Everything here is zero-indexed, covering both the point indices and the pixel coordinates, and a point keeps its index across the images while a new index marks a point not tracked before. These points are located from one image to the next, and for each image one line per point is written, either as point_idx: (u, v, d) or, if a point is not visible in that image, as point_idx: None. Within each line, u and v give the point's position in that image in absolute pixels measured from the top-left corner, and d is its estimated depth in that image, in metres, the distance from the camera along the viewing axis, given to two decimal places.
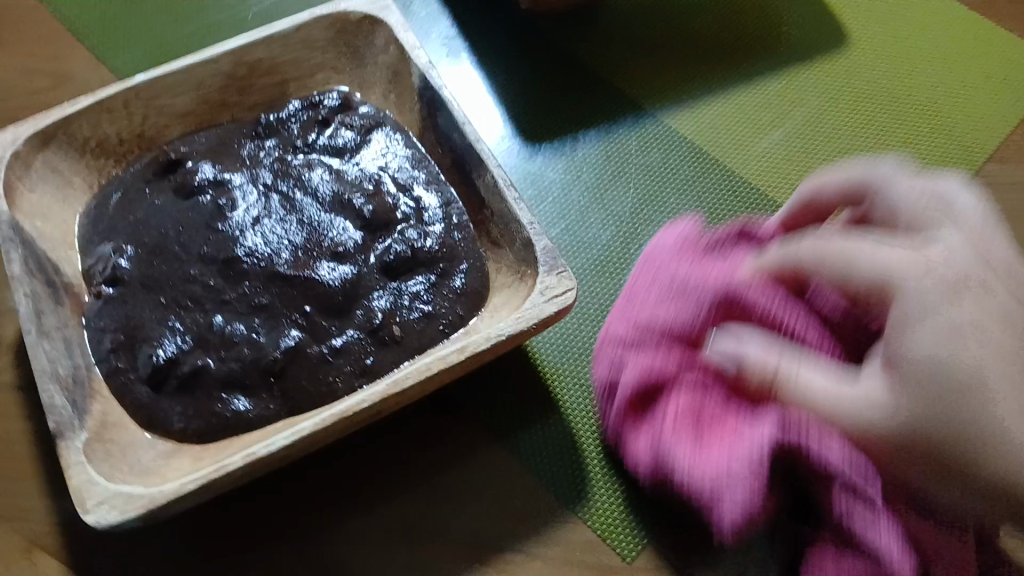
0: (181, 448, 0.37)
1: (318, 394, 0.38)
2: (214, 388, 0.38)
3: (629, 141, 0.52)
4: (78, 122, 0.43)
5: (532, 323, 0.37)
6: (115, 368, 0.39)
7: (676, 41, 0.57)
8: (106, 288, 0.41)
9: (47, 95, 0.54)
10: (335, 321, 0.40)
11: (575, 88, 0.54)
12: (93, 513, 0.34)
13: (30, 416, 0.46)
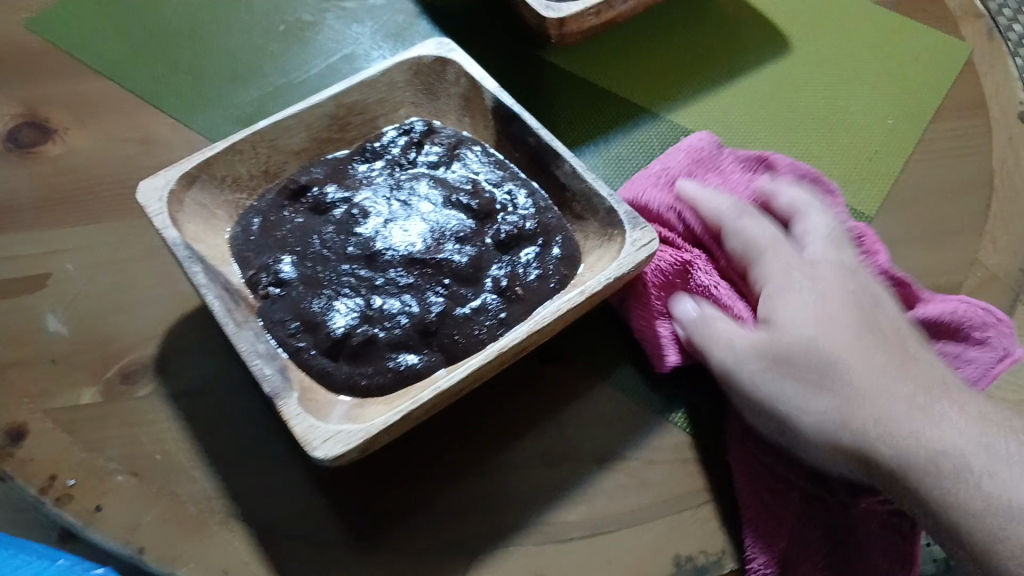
0: (368, 401, 0.46)
1: (469, 344, 0.48)
2: (385, 350, 0.47)
3: (654, 133, 0.65)
4: (217, 164, 0.52)
5: (631, 267, 0.47)
6: (298, 348, 0.47)
7: (664, 57, 0.70)
8: (274, 289, 0.49)
9: (141, 156, 0.63)
10: (468, 288, 0.50)
11: (595, 102, 0.67)
12: (321, 449, 0.41)
13: (179, 419, 0.51)
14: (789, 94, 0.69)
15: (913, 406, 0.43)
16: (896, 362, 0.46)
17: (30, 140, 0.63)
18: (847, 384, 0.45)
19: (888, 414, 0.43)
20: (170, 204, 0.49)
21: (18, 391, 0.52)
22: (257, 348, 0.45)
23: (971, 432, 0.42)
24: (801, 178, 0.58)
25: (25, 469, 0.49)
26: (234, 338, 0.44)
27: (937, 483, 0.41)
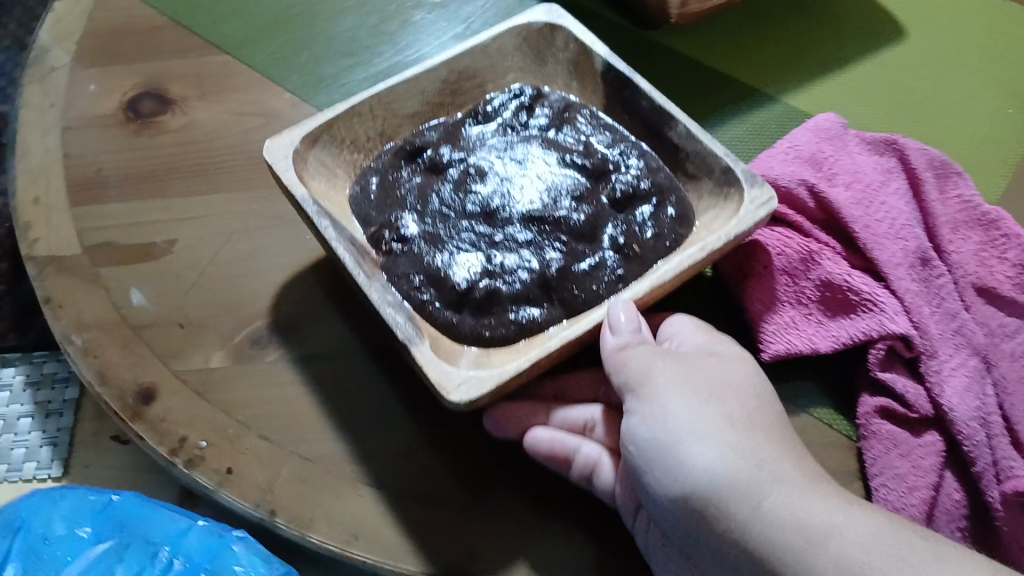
0: (494, 351, 0.47)
1: (589, 298, 0.49)
2: (508, 304, 0.48)
3: (763, 117, 0.64)
4: (338, 124, 0.54)
5: (753, 223, 0.48)
6: (423, 301, 0.48)
7: (774, 42, 0.70)
8: (396, 244, 0.50)
9: (261, 130, 0.64)
10: (586, 245, 0.51)
11: (707, 84, 0.66)
12: (455, 395, 0.42)
13: (304, 383, 0.52)
14: (904, 80, 0.67)
15: (718, 444, 0.40)
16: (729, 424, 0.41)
17: (150, 111, 0.66)
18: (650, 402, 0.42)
19: (676, 439, 0.40)
20: (295, 159, 0.50)
21: (149, 352, 0.53)
22: (387, 296, 0.46)
23: (785, 482, 0.39)
24: (930, 164, 0.58)
25: (159, 428, 0.50)
26: (366, 289, 0.45)
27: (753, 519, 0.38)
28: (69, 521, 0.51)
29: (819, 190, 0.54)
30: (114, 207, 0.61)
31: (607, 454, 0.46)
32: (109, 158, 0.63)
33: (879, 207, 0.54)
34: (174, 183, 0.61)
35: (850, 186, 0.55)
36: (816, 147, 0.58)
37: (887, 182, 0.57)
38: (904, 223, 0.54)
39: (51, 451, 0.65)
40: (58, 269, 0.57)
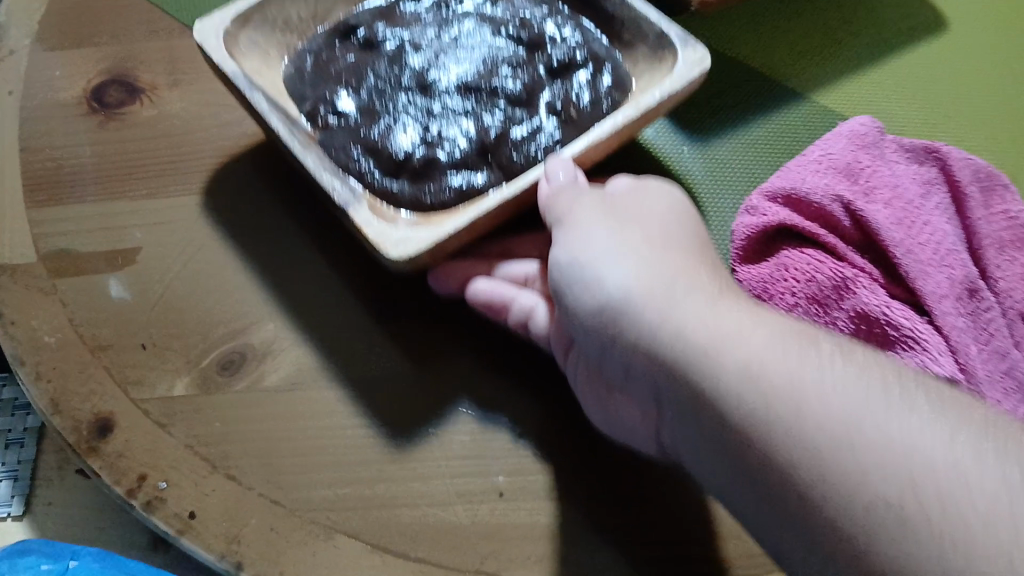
0: (434, 215, 0.49)
1: (525, 162, 0.51)
2: (445, 169, 0.51)
3: (784, 120, 0.58)
4: (270, 6, 0.55)
5: (684, 84, 0.50)
6: (361, 171, 0.50)
7: (804, 30, 0.64)
8: (333, 117, 0.53)
9: (238, 124, 0.59)
10: (524, 111, 0.53)
11: (728, 78, 0.60)
12: (392, 251, 0.44)
13: (280, 416, 0.47)
14: (947, 76, 0.61)
15: (782, 366, 0.34)
16: (730, 336, 0.35)
17: (116, 100, 0.60)
18: (664, 334, 0.37)
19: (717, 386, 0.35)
20: (227, 41, 0.52)
21: (107, 377, 0.48)
22: (326, 161, 0.49)
23: (852, 394, 0.33)
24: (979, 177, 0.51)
25: (116, 465, 0.45)
26: (302, 154, 0.48)
27: (878, 475, 0.30)
28: None
29: (856, 208, 0.48)
30: (74, 209, 0.55)
31: (542, 303, 0.48)
32: (70, 153, 0.57)
33: (923, 230, 0.48)
34: (141, 184, 0.56)
35: (889, 205, 0.49)
36: (850, 155, 0.51)
37: (930, 198, 0.50)
38: (951, 248, 0.48)
39: (11, 486, 0.62)
40: (10, 279, 0.52)
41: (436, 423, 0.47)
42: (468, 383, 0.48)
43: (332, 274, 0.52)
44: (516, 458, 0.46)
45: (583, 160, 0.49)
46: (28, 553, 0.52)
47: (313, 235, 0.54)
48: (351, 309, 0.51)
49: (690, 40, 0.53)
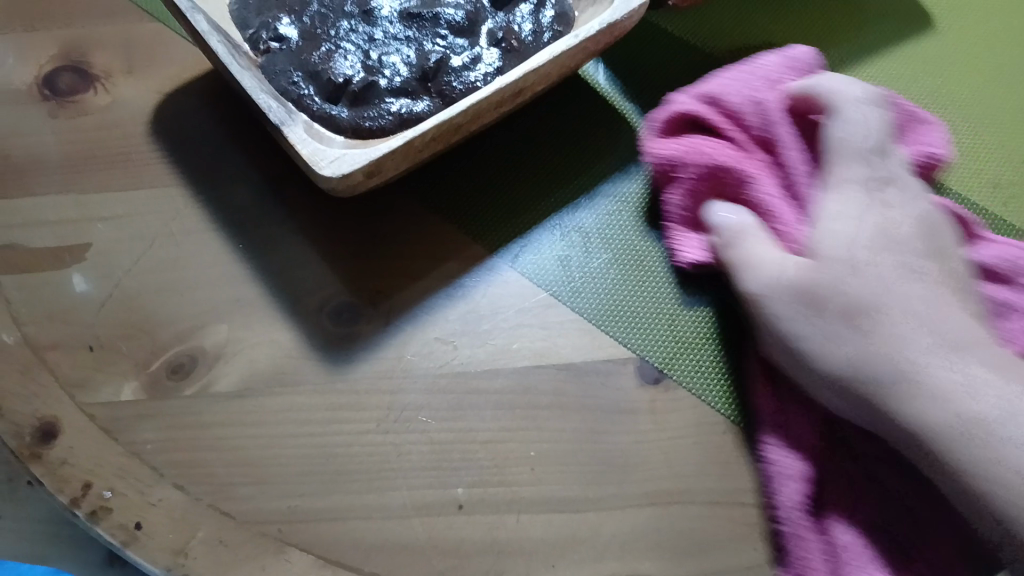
0: (370, 140, 0.47)
1: (464, 89, 0.49)
2: (383, 95, 0.49)
3: None
4: None
5: (625, 13, 0.50)
6: (301, 95, 0.48)
7: (782, 27, 0.62)
8: (274, 44, 0.51)
9: (199, 115, 0.57)
10: (465, 40, 0.52)
11: (700, 78, 0.59)
12: (327, 169, 0.44)
13: (233, 423, 0.45)
14: (929, 75, 0.60)
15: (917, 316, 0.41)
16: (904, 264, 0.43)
17: (68, 86, 0.57)
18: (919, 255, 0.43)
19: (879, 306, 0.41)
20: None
21: (51, 379, 0.46)
22: (262, 84, 0.47)
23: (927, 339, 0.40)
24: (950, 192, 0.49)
25: (59, 473, 0.43)
26: (240, 77, 0.47)
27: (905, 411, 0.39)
28: None
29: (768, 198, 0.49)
30: (22, 202, 0.53)
31: None
32: (18, 141, 0.55)
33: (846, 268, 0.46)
34: (93, 176, 0.54)
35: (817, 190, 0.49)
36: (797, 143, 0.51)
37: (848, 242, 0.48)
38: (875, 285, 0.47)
39: None
40: None
41: (394, 431, 0.45)
42: (427, 388, 0.46)
43: (291, 274, 0.50)
44: (475, 468, 0.44)
45: (524, 87, 0.48)
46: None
47: (271, 233, 0.52)
48: (310, 310, 0.49)
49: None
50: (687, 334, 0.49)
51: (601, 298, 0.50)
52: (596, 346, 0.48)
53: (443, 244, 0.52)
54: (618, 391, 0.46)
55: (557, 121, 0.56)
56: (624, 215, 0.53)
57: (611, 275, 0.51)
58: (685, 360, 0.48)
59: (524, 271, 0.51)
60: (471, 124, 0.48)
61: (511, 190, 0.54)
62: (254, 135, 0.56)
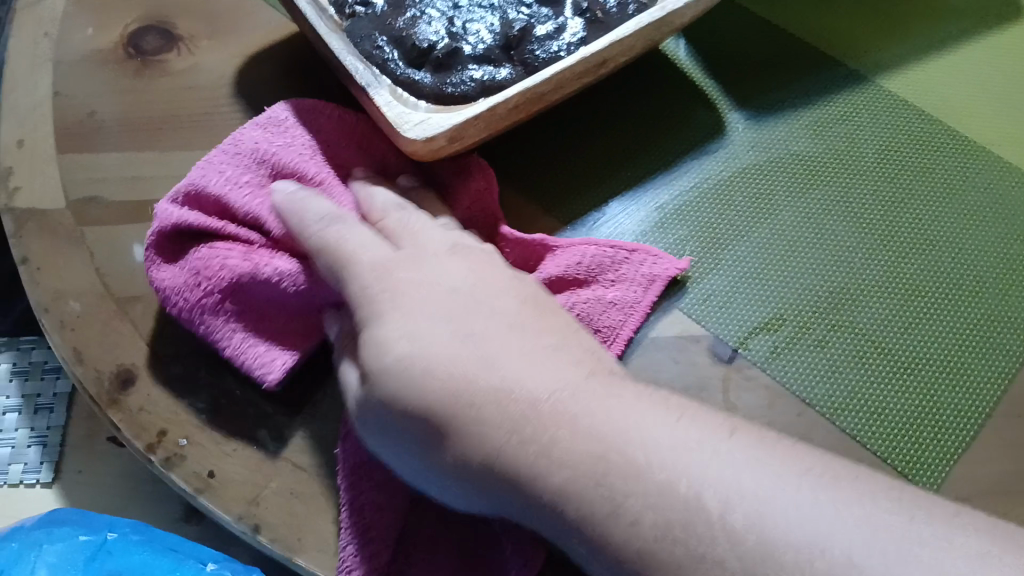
0: (452, 105, 0.47)
1: (547, 58, 0.49)
2: (466, 61, 0.49)
3: (830, 111, 0.55)
4: None
5: None
6: (386, 59, 0.48)
7: (866, 12, 0.61)
8: (360, 9, 0.51)
9: (278, 79, 0.57)
10: (549, 9, 0.51)
11: (779, 59, 0.58)
12: (411, 131, 0.44)
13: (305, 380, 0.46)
14: (1023, 65, 0.58)
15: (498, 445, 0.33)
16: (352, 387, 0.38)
17: (153, 48, 0.58)
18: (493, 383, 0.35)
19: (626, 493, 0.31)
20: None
21: (131, 329, 0.47)
22: (348, 47, 0.48)
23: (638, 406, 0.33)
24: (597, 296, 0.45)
25: (138, 419, 0.44)
26: (326, 40, 0.47)
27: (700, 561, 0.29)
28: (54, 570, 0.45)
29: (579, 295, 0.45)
30: (104, 157, 0.54)
31: None
32: (105, 99, 0.56)
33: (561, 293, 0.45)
34: (174, 135, 0.55)
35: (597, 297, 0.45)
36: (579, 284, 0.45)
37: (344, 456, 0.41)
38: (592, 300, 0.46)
39: (41, 452, 0.63)
40: (39, 225, 0.51)
41: None
42: None
43: None
44: None
45: (608, 58, 0.48)
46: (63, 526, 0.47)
47: None
48: None
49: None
50: (765, 310, 0.47)
51: (672, 275, 0.48)
52: (668, 320, 0.46)
53: (516, 213, 0.51)
54: (692, 364, 0.45)
55: (635, 97, 0.55)
56: (697, 194, 0.52)
57: (684, 251, 0.49)
58: (763, 337, 0.46)
59: (595, 243, 0.50)
60: (554, 92, 0.47)
61: (586, 163, 0.53)
62: (331, 102, 0.56)
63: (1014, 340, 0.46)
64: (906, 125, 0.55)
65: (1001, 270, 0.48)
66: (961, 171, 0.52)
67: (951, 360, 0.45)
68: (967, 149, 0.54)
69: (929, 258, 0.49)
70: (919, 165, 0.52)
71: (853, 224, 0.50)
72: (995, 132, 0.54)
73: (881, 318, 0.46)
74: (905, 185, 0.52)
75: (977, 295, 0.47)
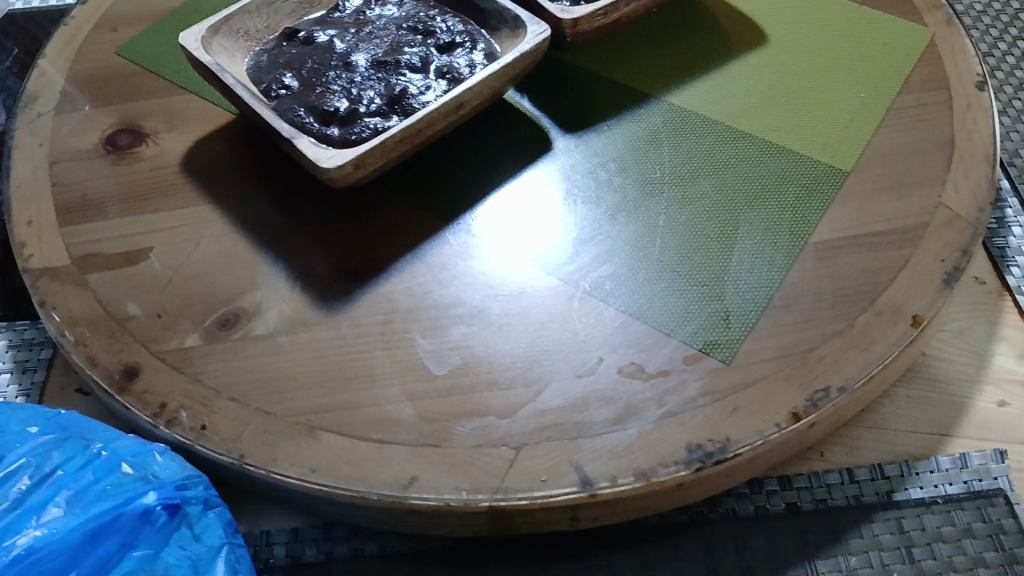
0: (355, 145, 0.65)
1: (421, 108, 0.67)
2: (364, 115, 0.67)
3: (634, 122, 0.74)
4: (236, 20, 0.74)
5: (532, 46, 0.70)
6: (305, 122, 0.67)
7: (664, 48, 0.81)
8: (282, 92, 0.70)
9: (226, 151, 0.75)
10: (420, 76, 0.70)
11: (601, 91, 0.77)
12: (327, 163, 0.62)
13: (267, 355, 0.61)
14: (782, 72, 0.78)
15: None
16: None
17: (127, 143, 0.76)
18: None
19: None
20: (203, 44, 0.71)
21: (131, 339, 0.63)
22: (275, 116, 0.66)
23: None
24: None
25: (144, 398, 0.59)
26: (260, 113, 0.66)
27: None
28: (25, 421, 0.55)
29: None
30: (94, 225, 0.70)
31: None
32: (94, 184, 0.73)
33: None
34: (148, 202, 0.72)
35: None
36: None
37: None
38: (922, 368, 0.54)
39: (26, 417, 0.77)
40: (50, 278, 0.67)
41: (389, 347, 0.61)
42: (409, 316, 0.63)
43: (301, 251, 0.67)
44: (449, 365, 0.60)
45: (463, 101, 0.67)
46: (15, 412, 0.55)
47: (285, 227, 0.69)
48: (318, 275, 0.66)
49: (535, 18, 0.72)
50: (600, 265, 0.65)
51: (532, 253, 0.66)
52: (533, 278, 0.64)
53: (415, 222, 0.69)
54: (549, 305, 0.63)
55: (494, 131, 0.74)
56: (545, 192, 0.70)
57: (539, 232, 0.67)
58: (600, 282, 0.64)
59: (475, 234, 0.68)
60: (429, 128, 0.66)
61: (463, 182, 0.71)
62: (265, 159, 0.74)
63: (779, 256, 0.64)
64: (691, 122, 0.74)
65: (766, 212, 0.67)
66: (734, 150, 0.71)
67: (734, 274, 0.63)
68: (738, 133, 0.73)
69: (715, 211, 0.67)
70: (703, 149, 0.72)
71: (657, 197, 0.68)
72: (761, 120, 0.74)
73: (682, 257, 0.64)
74: (693, 164, 0.71)
75: (751, 228, 0.66)
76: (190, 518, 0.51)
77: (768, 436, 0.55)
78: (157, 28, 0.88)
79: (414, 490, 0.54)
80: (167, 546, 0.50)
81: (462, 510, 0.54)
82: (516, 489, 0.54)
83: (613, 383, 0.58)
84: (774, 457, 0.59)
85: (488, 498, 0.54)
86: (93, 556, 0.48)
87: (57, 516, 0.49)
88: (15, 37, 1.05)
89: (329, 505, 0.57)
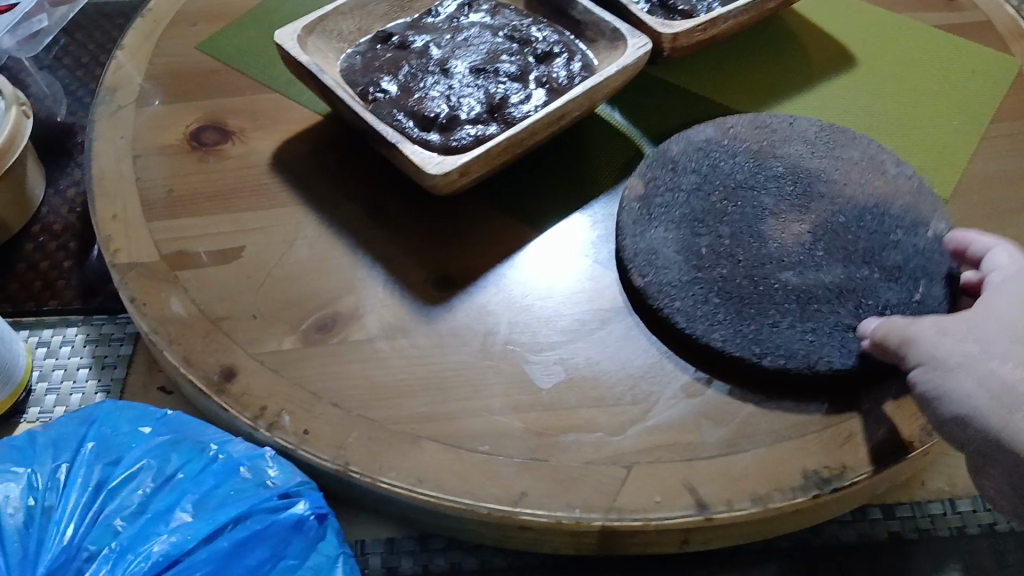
0: (457, 153, 0.64)
1: (523, 117, 0.67)
2: (464, 122, 0.66)
3: None
4: (331, 21, 0.73)
5: (634, 59, 0.69)
6: (405, 126, 0.66)
7: (752, 68, 0.80)
8: (379, 96, 0.69)
9: (315, 152, 0.74)
10: (519, 84, 0.70)
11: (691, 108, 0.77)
12: (434, 169, 0.61)
13: (367, 361, 0.60)
14: (872, 96, 0.77)
15: None
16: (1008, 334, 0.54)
17: (213, 140, 0.75)
18: None
19: None
20: (299, 43, 0.70)
21: (227, 339, 0.62)
22: (377, 120, 0.65)
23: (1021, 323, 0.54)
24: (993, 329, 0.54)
25: (243, 400, 0.58)
26: (362, 115, 0.65)
27: None
28: (134, 421, 0.56)
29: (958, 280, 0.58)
30: (183, 222, 0.69)
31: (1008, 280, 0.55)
32: (181, 180, 0.73)
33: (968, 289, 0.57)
34: (237, 200, 0.71)
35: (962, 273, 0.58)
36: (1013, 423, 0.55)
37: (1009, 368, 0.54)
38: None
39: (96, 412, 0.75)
40: (140, 273, 0.66)
41: (491, 358, 0.60)
42: (511, 326, 0.62)
43: (398, 256, 0.66)
44: (556, 379, 0.59)
45: (566, 112, 0.66)
46: (122, 412, 0.56)
47: (379, 231, 0.68)
48: (416, 282, 0.65)
49: (635, 31, 0.71)
50: None
51: None
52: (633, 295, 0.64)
53: (511, 232, 0.68)
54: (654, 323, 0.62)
55: (587, 144, 0.73)
56: None
57: None
58: None
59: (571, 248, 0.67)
60: (531, 138, 0.65)
61: (558, 193, 0.70)
62: (356, 163, 0.73)
63: None
64: None
65: None
66: None
67: None
68: None
69: None
70: None
71: None
72: None
73: None
74: None
75: None
76: (326, 525, 0.54)
77: (884, 464, 0.55)
78: (237, 25, 0.87)
79: (525, 505, 0.53)
80: (311, 553, 0.52)
81: (576, 528, 0.53)
82: (631, 509, 0.53)
83: (724, 405, 0.57)
84: (882, 485, 0.58)
85: (602, 517, 0.53)
86: (241, 564, 0.49)
87: (186, 521, 0.50)
88: (83, 29, 1.04)
89: (432, 515, 0.56)
